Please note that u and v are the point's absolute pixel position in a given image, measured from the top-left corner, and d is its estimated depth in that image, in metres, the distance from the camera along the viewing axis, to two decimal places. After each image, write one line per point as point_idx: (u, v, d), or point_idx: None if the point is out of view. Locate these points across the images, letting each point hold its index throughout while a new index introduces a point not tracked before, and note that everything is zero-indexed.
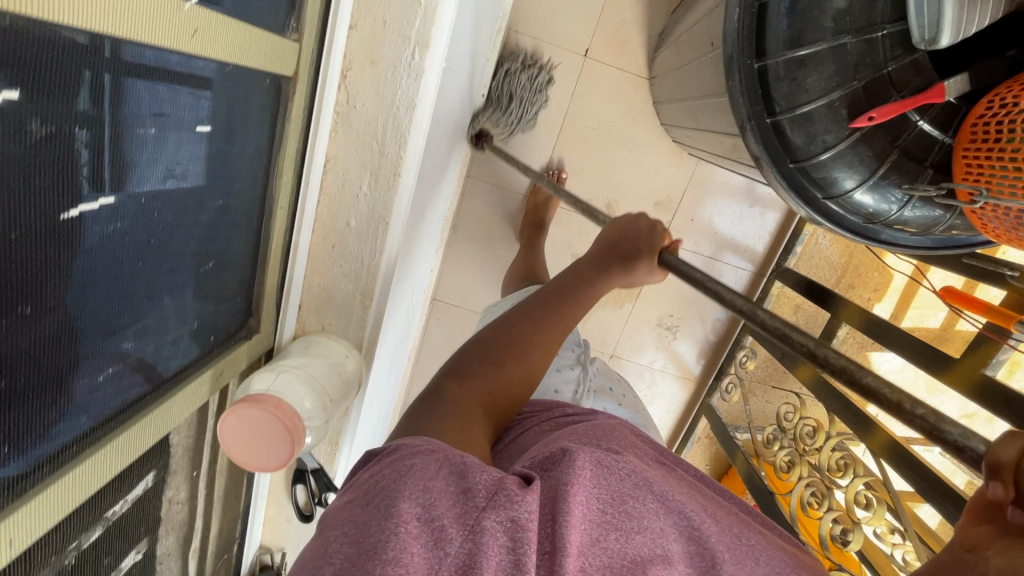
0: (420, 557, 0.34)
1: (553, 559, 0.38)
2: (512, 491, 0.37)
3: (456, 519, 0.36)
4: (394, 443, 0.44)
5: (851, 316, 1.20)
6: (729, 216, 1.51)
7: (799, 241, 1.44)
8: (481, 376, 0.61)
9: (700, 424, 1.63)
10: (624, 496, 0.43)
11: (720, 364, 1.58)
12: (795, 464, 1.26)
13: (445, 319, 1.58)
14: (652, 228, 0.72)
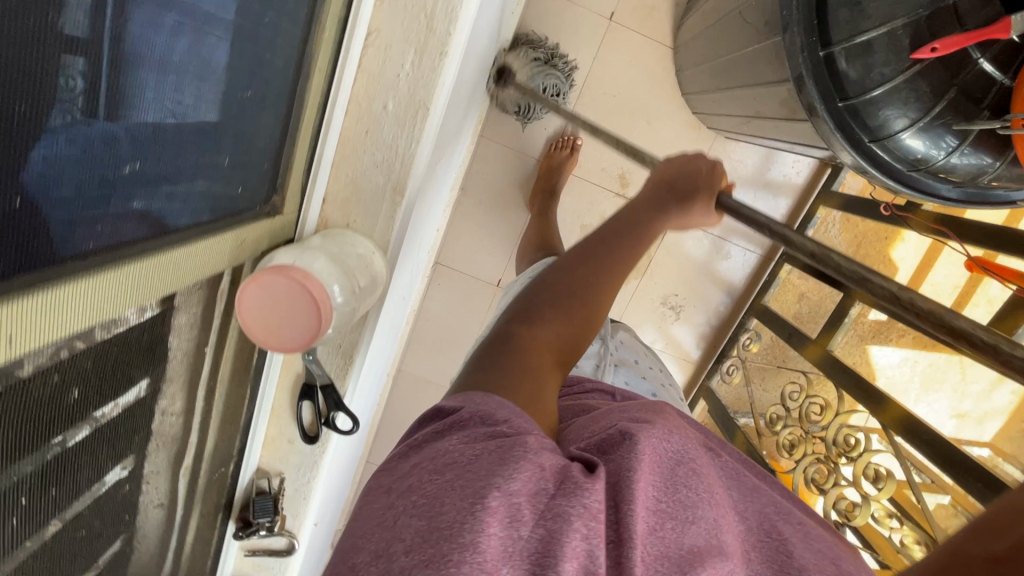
0: (496, 539, 0.31)
1: (618, 548, 0.35)
2: (579, 477, 0.35)
3: (531, 500, 0.33)
4: (462, 413, 0.42)
5: (865, 294, 1.20)
6: (744, 198, 1.45)
7: (812, 224, 1.42)
8: (546, 321, 0.55)
9: (698, 407, 1.64)
10: (680, 483, 0.40)
11: (722, 346, 1.57)
12: (800, 444, 1.31)
13: (447, 284, 1.50)
14: (712, 168, 0.65)
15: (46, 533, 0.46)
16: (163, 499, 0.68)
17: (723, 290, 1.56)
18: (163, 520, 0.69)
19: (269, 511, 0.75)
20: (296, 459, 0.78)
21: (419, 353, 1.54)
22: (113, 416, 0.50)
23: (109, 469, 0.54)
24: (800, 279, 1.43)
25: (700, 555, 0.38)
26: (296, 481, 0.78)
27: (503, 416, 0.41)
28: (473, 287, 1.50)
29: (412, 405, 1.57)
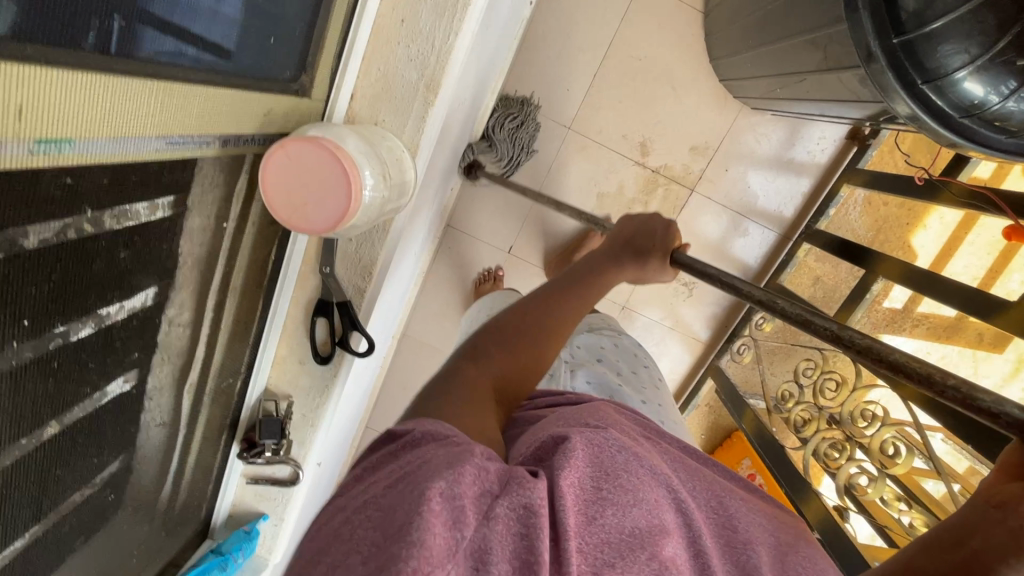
0: (441, 537, 0.34)
1: (557, 543, 0.39)
2: (523, 479, 0.39)
3: (474, 503, 0.37)
4: (414, 434, 0.47)
5: (889, 270, 1.17)
6: (762, 177, 1.40)
7: (834, 203, 1.36)
8: (492, 360, 0.63)
9: (706, 385, 1.62)
10: (618, 473, 0.46)
11: (734, 326, 1.56)
12: (811, 421, 1.31)
13: (457, 252, 1.48)
14: (667, 228, 0.77)
15: (45, 434, 0.47)
16: (164, 419, 0.71)
17: (737, 271, 1.53)
18: (160, 443, 0.72)
19: (276, 433, 0.80)
20: (303, 385, 0.82)
21: (425, 318, 1.54)
22: (118, 319, 0.53)
23: (112, 379, 0.56)
24: (817, 261, 1.41)
25: (643, 536, 0.43)
26: (304, 410, 0.83)
27: (451, 436, 0.45)
28: (480, 250, 1.47)
29: (418, 373, 1.58)
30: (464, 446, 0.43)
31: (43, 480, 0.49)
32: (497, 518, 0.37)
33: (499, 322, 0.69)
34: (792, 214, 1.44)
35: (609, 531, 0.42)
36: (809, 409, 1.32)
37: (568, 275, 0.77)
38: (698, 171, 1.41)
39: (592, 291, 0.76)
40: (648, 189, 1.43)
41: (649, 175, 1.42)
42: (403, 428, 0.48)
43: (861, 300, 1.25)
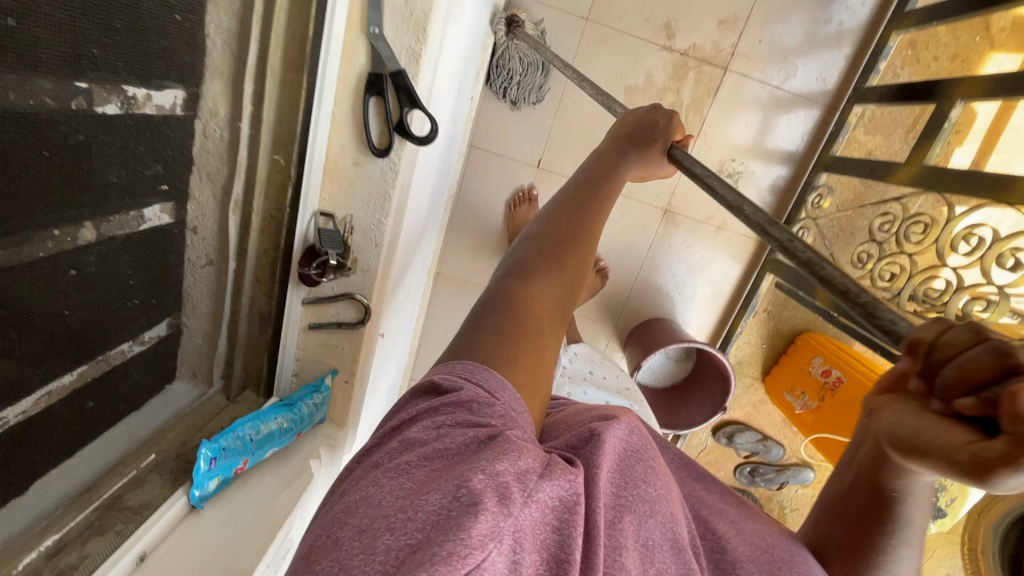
0: (489, 518, 0.29)
1: (590, 542, 0.34)
2: (565, 467, 0.36)
3: (515, 480, 0.32)
4: (460, 392, 0.40)
5: (969, 89, 0.97)
6: (798, 47, 1.34)
7: (883, 57, 1.29)
8: (538, 276, 0.53)
9: (766, 281, 1.47)
10: (640, 476, 0.43)
11: (789, 213, 1.42)
12: (899, 275, 1.01)
13: (482, 172, 1.45)
14: (670, 119, 0.65)
15: (81, 237, 0.42)
16: (210, 256, 0.57)
17: (782, 160, 1.43)
18: (217, 285, 0.59)
19: (338, 244, 0.58)
20: (364, 196, 0.58)
21: (458, 252, 1.53)
22: (147, 114, 0.44)
23: (147, 203, 0.48)
24: (867, 136, 1.35)
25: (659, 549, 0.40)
26: (365, 223, 0.59)
27: (497, 404, 0.40)
28: (507, 167, 1.44)
29: (459, 306, 1.59)
30: (504, 421, 0.38)
31: (98, 290, 0.46)
32: (538, 505, 0.32)
33: (539, 234, 0.57)
34: (835, 86, 1.38)
35: (631, 538, 0.38)
36: (895, 263, 1.03)
37: (585, 175, 0.63)
38: (731, 46, 1.33)
39: (612, 195, 0.62)
40: (679, 74, 1.34)
41: (678, 59, 1.33)
42: (449, 381, 0.42)
43: (937, 135, 1.03)
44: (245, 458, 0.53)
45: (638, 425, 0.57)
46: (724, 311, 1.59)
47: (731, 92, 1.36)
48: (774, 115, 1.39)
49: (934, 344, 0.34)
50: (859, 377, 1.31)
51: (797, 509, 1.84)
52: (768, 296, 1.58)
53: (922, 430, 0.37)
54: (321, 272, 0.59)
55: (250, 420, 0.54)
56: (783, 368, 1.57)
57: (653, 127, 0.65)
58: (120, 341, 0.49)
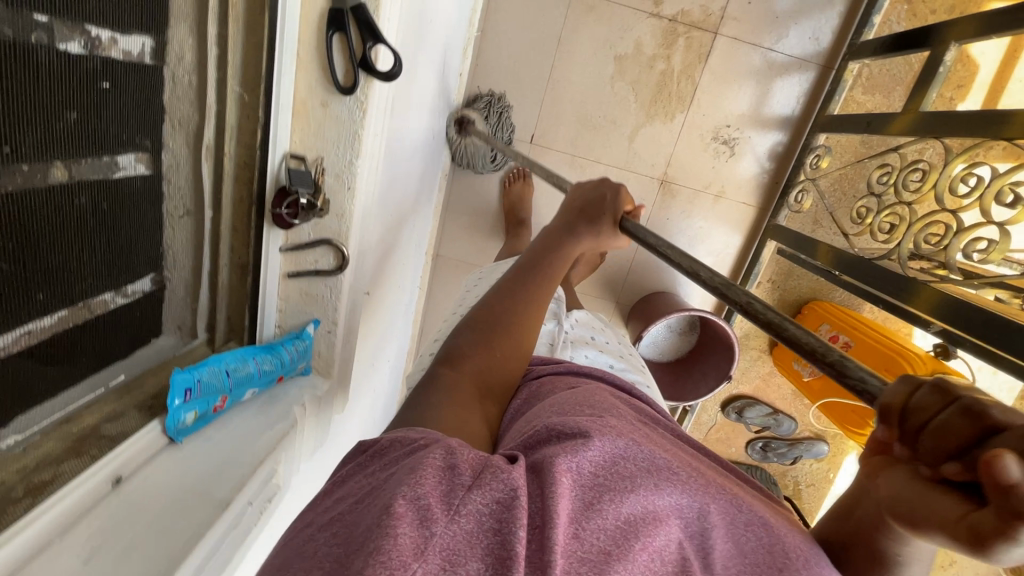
0: (406, 538, 0.35)
1: (543, 531, 0.38)
2: (497, 468, 0.41)
3: (439, 500, 0.38)
4: (382, 439, 0.48)
5: (962, 31, 0.95)
6: (789, 7, 1.32)
7: (876, 11, 1.26)
8: (475, 354, 0.65)
9: (767, 248, 1.44)
10: (616, 460, 0.46)
11: (787, 177, 1.39)
12: (898, 226, 0.99)
13: None
14: (615, 194, 0.80)
15: (51, 177, 0.43)
16: (188, 207, 0.59)
17: (779, 124, 1.41)
18: (197, 237, 0.61)
19: (309, 184, 0.59)
20: (331, 136, 0.58)
21: (455, 234, 1.53)
22: (116, 61, 0.46)
23: (121, 152, 0.49)
24: (865, 94, 1.35)
25: (637, 524, 0.42)
26: (337, 165, 0.60)
27: (422, 437, 0.46)
28: None
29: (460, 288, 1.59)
30: (429, 443, 0.45)
31: (77, 236, 0.47)
32: (466, 515, 0.37)
33: (481, 317, 0.70)
34: (829, 45, 1.35)
35: (606, 520, 0.42)
36: (893, 214, 1.00)
37: (539, 252, 0.79)
38: (720, 9, 1.31)
39: (556, 271, 0.77)
40: (668, 41, 1.33)
41: (667, 25, 1.32)
42: (377, 437, 0.48)
43: (934, 80, 1.00)
44: (223, 396, 0.56)
45: (617, 406, 0.60)
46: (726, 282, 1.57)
47: (723, 57, 1.35)
48: (769, 79, 1.37)
49: (907, 405, 0.37)
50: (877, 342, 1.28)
51: (812, 484, 1.81)
52: (771, 266, 1.55)
53: (914, 502, 0.37)
54: (293, 213, 0.60)
55: (227, 359, 0.56)
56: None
57: (600, 204, 0.79)
58: (104, 289, 0.51)
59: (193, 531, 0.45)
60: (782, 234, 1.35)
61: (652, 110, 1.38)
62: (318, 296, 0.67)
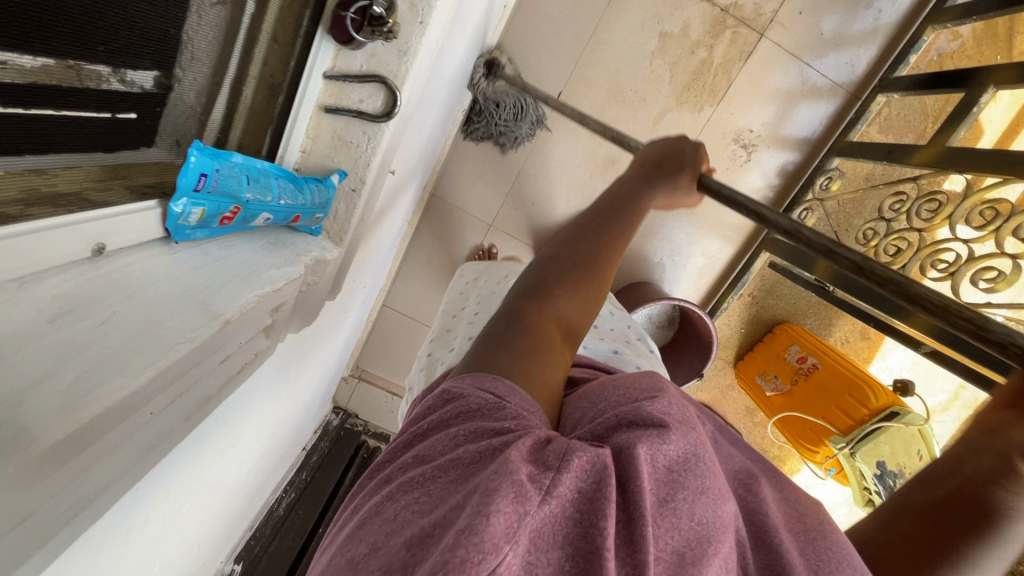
0: (504, 515, 0.30)
1: (630, 528, 0.34)
2: (580, 450, 0.35)
3: (529, 480, 0.33)
4: (466, 394, 0.43)
5: (1003, 74, 0.98)
6: (834, 28, 1.34)
7: (914, 50, 1.29)
8: (547, 306, 0.55)
9: (760, 259, 1.46)
10: (696, 451, 0.40)
11: (795, 194, 1.41)
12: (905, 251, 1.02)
13: None
14: (696, 150, 0.66)
15: None
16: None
17: (798, 141, 1.42)
18: (227, 33, 0.52)
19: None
20: None
21: (457, 177, 1.46)
22: None
23: None
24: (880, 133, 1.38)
25: (708, 524, 0.37)
26: None
27: (508, 402, 0.41)
28: (526, 95, 1.37)
29: (448, 235, 1.52)
30: (517, 424, 0.38)
31: None
32: (555, 499, 0.32)
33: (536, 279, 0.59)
34: (860, 75, 1.38)
35: (681, 519, 0.37)
36: (905, 238, 1.03)
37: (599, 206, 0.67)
38: (771, 12, 1.31)
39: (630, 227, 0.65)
40: (715, 30, 1.31)
41: (718, 14, 1.30)
42: (461, 389, 0.44)
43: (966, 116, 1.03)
44: (236, 206, 0.50)
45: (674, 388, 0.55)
46: (712, 288, 1.58)
47: (763, 61, 1.35)
48: (799, 94, 1.38)
49: None
50: (838, 363, 1.33)
51: None
52: (754, 282, 1.59)
53: None
54: (359, 24, 0.55)
55: (247, 165, 0.52)
56: (757, 353, 1.56)
57: (678, 158, 0.66)
58: (101, 60, 0.41)
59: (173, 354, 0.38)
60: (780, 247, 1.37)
61: (683, 96, 1.37)
62: (351, 142, 0.64)
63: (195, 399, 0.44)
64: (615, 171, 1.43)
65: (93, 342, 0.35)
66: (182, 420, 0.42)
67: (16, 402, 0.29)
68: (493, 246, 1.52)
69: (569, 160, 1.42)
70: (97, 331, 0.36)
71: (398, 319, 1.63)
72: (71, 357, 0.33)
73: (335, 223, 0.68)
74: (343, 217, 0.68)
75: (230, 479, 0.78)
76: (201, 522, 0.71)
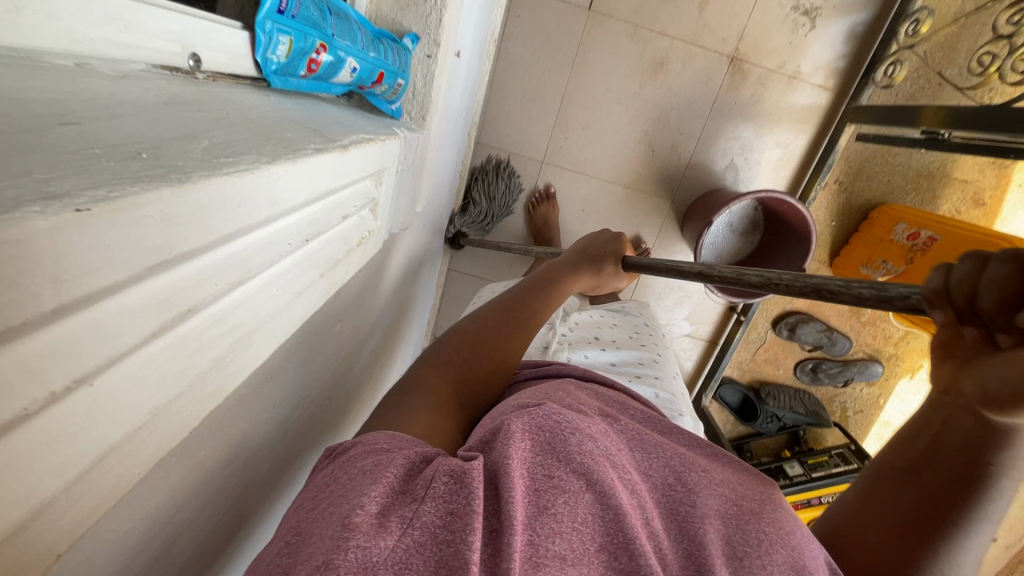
0: (352, 551, 0.28)
1: (499, 537, 0.33)
2: (434, 476, 0.34)
3: (385, 516, 0.31)
4: (345, 442, 0.40)
5: None
6: None
7: None
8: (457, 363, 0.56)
9: (845, 133, 1.30)
10: (570, 453, 0.40)
11: (877, 51, 1.25)
12: None
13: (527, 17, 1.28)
14: (616, 237, 0.76)
15: None
16: None
17: None
18: None
19: None
20: None
21: (499, 119, 1.39)
22: None
23: None
24: None
25: (592, 525, 0.36)
26: None
27: (382, 439, 0.40)
28: (557, 12, 1.27)
29: None
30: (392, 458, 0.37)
31: None
32: (419, 528, 0.31)
33: (475, 329, 0.61)
34: None
35: (561, 522, 0.35)
36: None
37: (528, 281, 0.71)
38: None
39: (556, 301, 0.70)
40: None
41: None
42: (339, 440, 0.41)
43: None
44: (322, 43, 0.46)
45: (576, 398, 0.54)
46: (791, 181, 1.44)
47: None
48: None
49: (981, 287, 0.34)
50: (970, 227, 1.16)
51: (861, 411, 1.72)
52: (839, 166, 1.43)
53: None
54: None
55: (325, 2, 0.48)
56: (857, 243, 1.43)
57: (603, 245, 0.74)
58: None
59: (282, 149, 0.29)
60: (868, 111, 1.21)
61: None
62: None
63: (326, 256, 0.37)
64: (666, 73, 1.32)
65: (237, 123, 0.31)
66: (312, 272, 0.35)
67: (150, 147, 0.22)
68: (550, 186, 1.45)
69: (612, 73, 1.33)
70: (216, 122, 0.29)
71: (465, 281, 1.58)
72: (190, 134, 0.25)
73: (416, 101, 0.65)
74: (422, 90, 0.65)
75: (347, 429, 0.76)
76: None
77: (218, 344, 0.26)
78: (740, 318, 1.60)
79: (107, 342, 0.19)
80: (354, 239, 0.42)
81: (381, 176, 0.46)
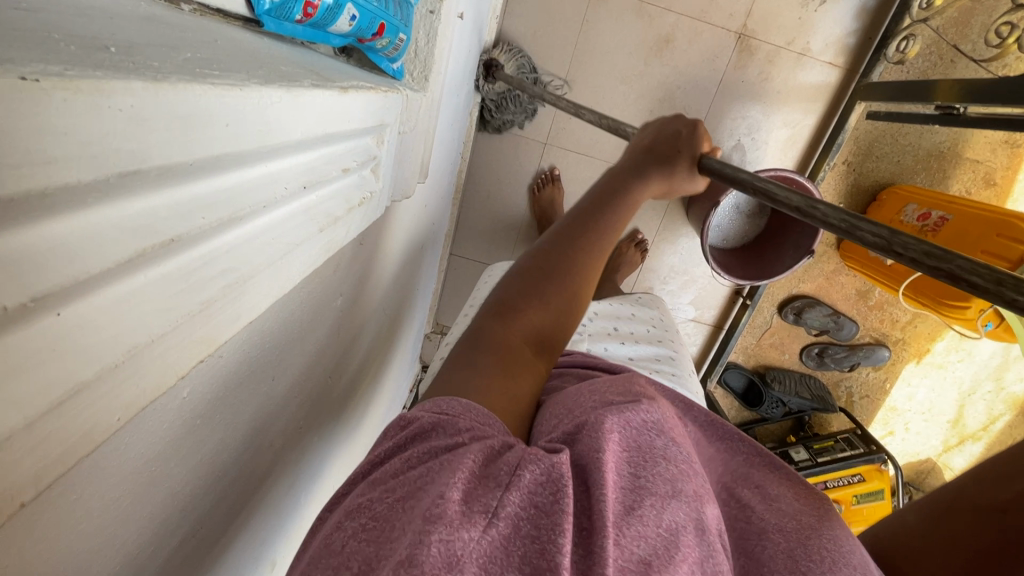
0: (438, 544, 0.28)
1: (590, 539, 0.33)
2: (515, 468, 0.34)
3: (467, 506, 0.31)
4: (422, 418, 0.40)
5: None
6: None
7: None
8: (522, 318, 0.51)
9: (855, 112, 1.26)
10: (656, 458, 0.40)
11: (889, 26, 1.21)
12: None
13: None
14: (693, 129, 0.59)
15: None
16: None
17: None
18: None
19: None
20: None
21: None
22: None
23: None
24: None
25: (677, 532, 0.37)
26: None
27: (459, 419, 0.39)
28: None
29: (502, 164, 1.43)
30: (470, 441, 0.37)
31: None
32: (504, 520, 0.31)
33: (531, 271, 0.54)
34: None
35: (648, 529, 0.36)
36: None
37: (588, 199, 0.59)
38: None
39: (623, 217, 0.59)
40: None
41: None
42: (417, 413, 0.41)
43: None
44: None
45: (649, 390, 0.52)
46: (799, 162, 1.41)
47: None
48: None
49: None
50: (982, 206, 1.14)
51: (867, 397, 1.70)
52: (849, 146, 1.40)
53: None
54: None
55: None
56: None
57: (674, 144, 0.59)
58: None
59: (274, 78, 0.27)
60: (879, 88, 1.18)
61: None
62: None
63: (323, 209, 0.35)
64: (672, 51, 1.29)
65: (224, 50, 0.28)
66: (310, 223, 0.33)
67: (120, 45, 0.20)
68: (555, 168, 1.42)
69: (617, 50, 1.29)
70: (201, 44, 0.26)
71: (468, 266, 1.56)
72: (169, 48, 0.23)
73: (418, 61, 0.62)
74: (425, 49, 0.63)
75: (350, 410, 0.74)
76: (330, 451, 0.68)
77: (211, 284, 0.24)
78: (746, 302, 1.58)
79: (69, 257, 0.17)
80: (355, 197, 0.40)
81: (383, 134, 0.44)
